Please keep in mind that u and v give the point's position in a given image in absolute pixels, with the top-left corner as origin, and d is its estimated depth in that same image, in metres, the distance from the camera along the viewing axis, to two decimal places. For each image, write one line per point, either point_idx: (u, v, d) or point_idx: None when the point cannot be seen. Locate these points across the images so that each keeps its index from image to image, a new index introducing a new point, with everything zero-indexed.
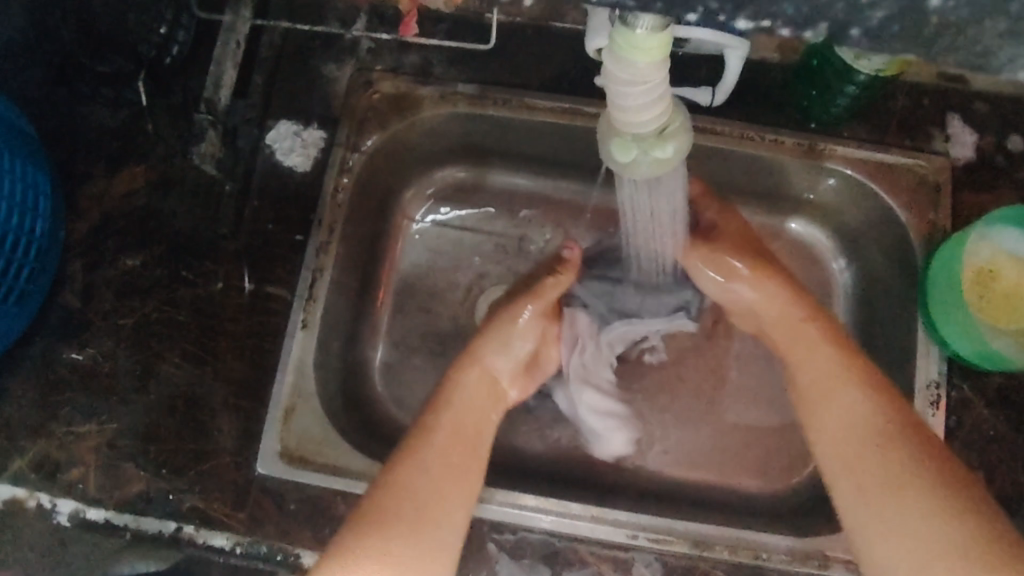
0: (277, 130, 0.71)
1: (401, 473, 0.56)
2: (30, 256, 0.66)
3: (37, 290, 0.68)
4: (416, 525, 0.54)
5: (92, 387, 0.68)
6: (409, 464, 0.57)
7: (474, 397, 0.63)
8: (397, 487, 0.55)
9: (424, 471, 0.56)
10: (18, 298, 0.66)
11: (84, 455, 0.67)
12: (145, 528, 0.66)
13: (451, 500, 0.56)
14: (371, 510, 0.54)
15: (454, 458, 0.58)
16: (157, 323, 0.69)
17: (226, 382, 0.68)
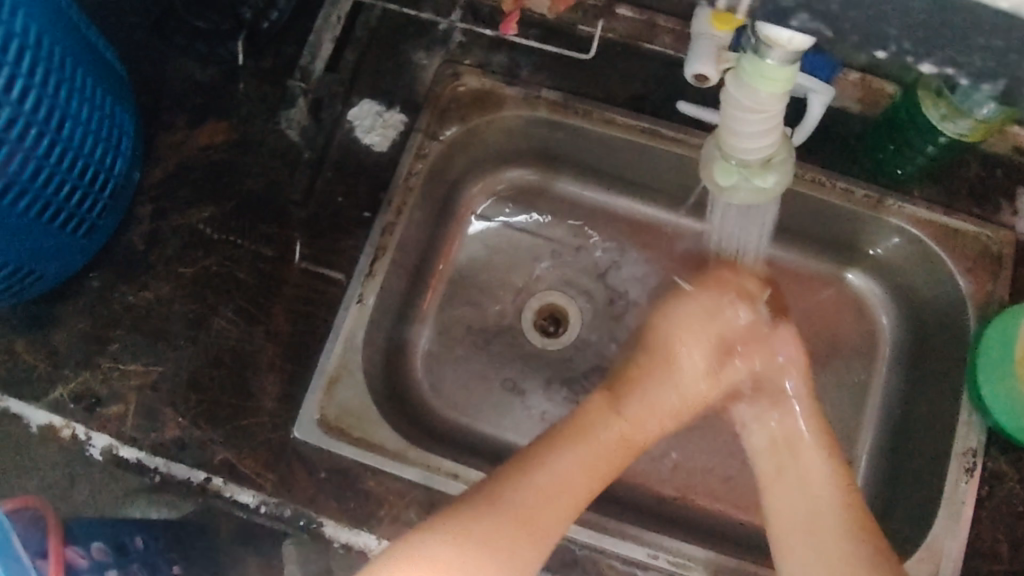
0: (360, 107, 0.73)
1: (455, 520, 0.57)
2: (105, 193, 0.69)
3: (106, 226, 0.71)
4: (481, 547, 0.56)
5: (145, 328, 0.71)
6: (475, 518, 0.57)
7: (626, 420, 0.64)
8: (449, 532, 0.56)
9: (481, 527, 0.57)
10: (88, 232, 0.69)
11: (126, 393, 0.69)
12: (174, 473, 0.67)
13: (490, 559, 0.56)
14: (415, 550, 0.56)
15: (534, 524, 0.58)
16: (216, 277, 0.71)
17: (275, 343, 0.69)
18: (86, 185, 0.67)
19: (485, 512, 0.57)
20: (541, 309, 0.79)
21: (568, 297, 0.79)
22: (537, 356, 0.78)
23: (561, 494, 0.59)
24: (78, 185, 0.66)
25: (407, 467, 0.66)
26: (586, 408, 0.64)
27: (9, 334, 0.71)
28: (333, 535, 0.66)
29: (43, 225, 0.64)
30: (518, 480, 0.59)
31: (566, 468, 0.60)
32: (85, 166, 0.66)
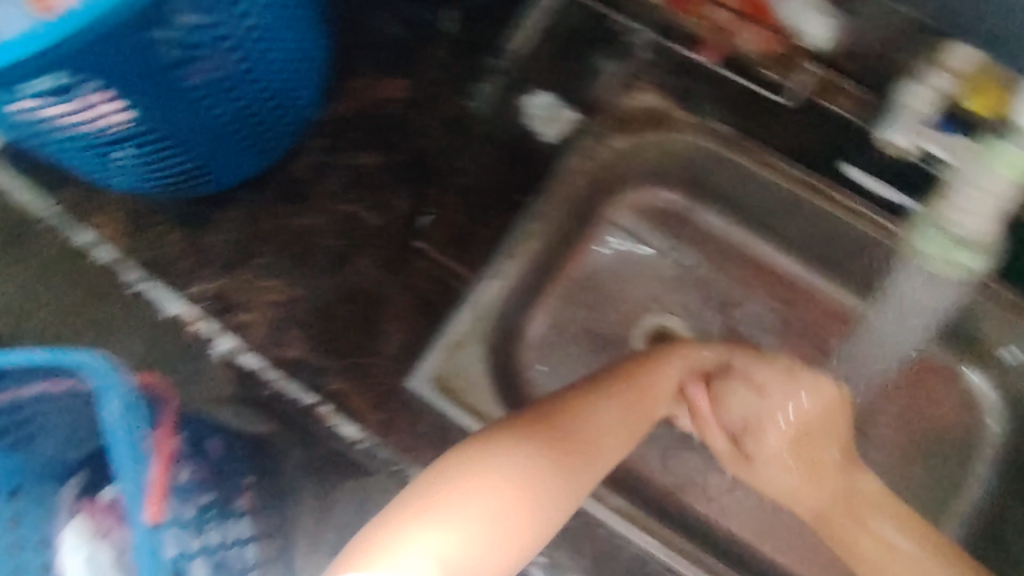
0: (536, 97, 0.76)
1: (487, 445, 0.53)
2: (286, 118, 0.73)
3: (277, 148, 0.75)
4: (543, 452, 0.54)
5: (291, 250, 0.74)
6: (502, 437, 0.54)
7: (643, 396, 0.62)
8: (482, 451, 0.53)
9: (516, 446, 0.54)
10: (261, 149, 0.73)
11: (260, 305, 0.73)
12: (288, 391, 0.71)
13: (543, 472, 0.53)
14: (454, 463, 0.52)
15: (567, 447, 0.56)
16: (369, 222, 0.75)
17: (409, 295, 0.72)
18: (275, 109, 0.70)
19: (530, 428, 0.55)
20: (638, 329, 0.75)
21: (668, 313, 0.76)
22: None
23: (593, 442, 0.57)
24: (268, 108, 0.69)
25: None
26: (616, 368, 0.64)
27: (165, 224, 0.76)
28: None
29: (227, 137, 0.68)
30: (547, 418, 0.57)
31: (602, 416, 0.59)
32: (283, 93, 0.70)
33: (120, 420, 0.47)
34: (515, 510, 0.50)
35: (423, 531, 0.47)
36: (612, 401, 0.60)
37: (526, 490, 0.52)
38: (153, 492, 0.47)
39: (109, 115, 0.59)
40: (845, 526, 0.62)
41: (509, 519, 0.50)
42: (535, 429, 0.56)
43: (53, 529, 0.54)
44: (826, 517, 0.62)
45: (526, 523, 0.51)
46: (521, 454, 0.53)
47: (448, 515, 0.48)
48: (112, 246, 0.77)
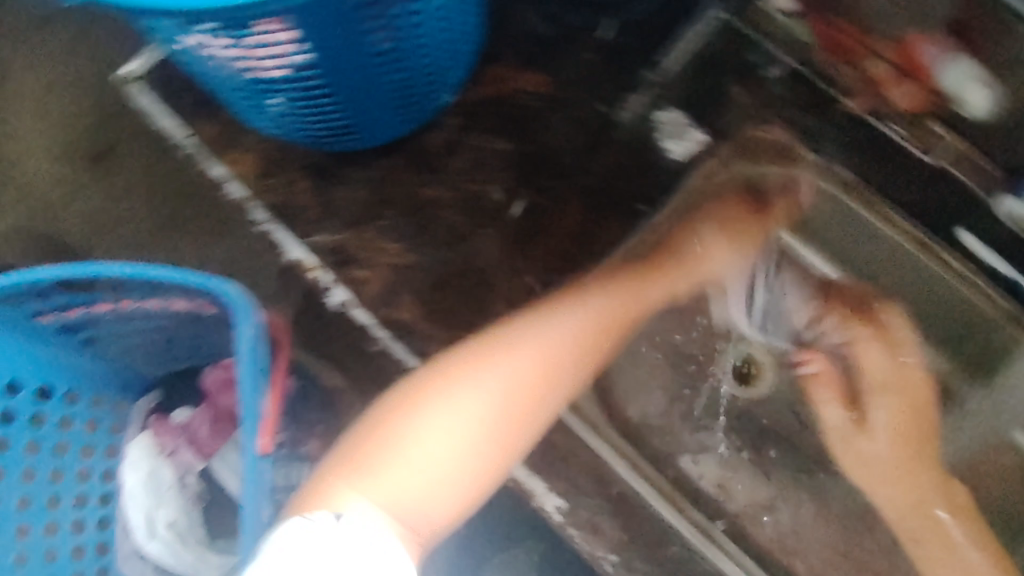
0: (666, 114, 0.79)
1: (391, 434, 0.55)
2: (433, 94, 0.75)
3: (418, 120, 0.77)
4: (491, 416, 0.59)
5: (413, 218, 0.77)
6: (443, 384, 0.59)
7: (576, 330, 0.66)
8: (410, 409, 0.57)
9: (423, 429, 0.56)
10: (404, 118, 0.75)
11: (376, 264, 0.76)
12: (393, 351, 0.73)
13: (492, 407, 0.59)
14: (358, 460, 0.53)
15: (510, 405, 0.60)
16: (491, 204, 0.77)
17: (520, 280, 0.75)
18: (426, 83, 0.72)
19: (485, 361, 0.61)
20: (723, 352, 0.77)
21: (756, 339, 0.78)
22: (729, 403, 0.76)
23: (536, 376, 0.62)
24: (421, 81, 0.72)
25: (599, 441, 0.71)
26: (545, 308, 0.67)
27: (297, 172, 0.79)
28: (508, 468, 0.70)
29: (382, 82, 0.68)
30: (470, 358, 0.61)
31: (563, 342, 0.64)
32: (437, 69, 0.72)
33: (252, 351, 0.55)
34: (480, 447, 0.58)
35: (364, 483, 0.52)
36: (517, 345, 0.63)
37: (482, 440, 0.58)
38: (263, 422, 0.57)
39: (287, 53, 0.60)
40: (928, 531, 0.69)
41: (495, 430, 0.59)
42: (460, 377, 0.60)
43: (124, 436, 0.70)
44: (904, 512, 0.70)
45: (494, 458, 0.58)
46: (455, 412, 0.58)
47: (379, 486, 0.52)
48: (243, 184, 0.80)
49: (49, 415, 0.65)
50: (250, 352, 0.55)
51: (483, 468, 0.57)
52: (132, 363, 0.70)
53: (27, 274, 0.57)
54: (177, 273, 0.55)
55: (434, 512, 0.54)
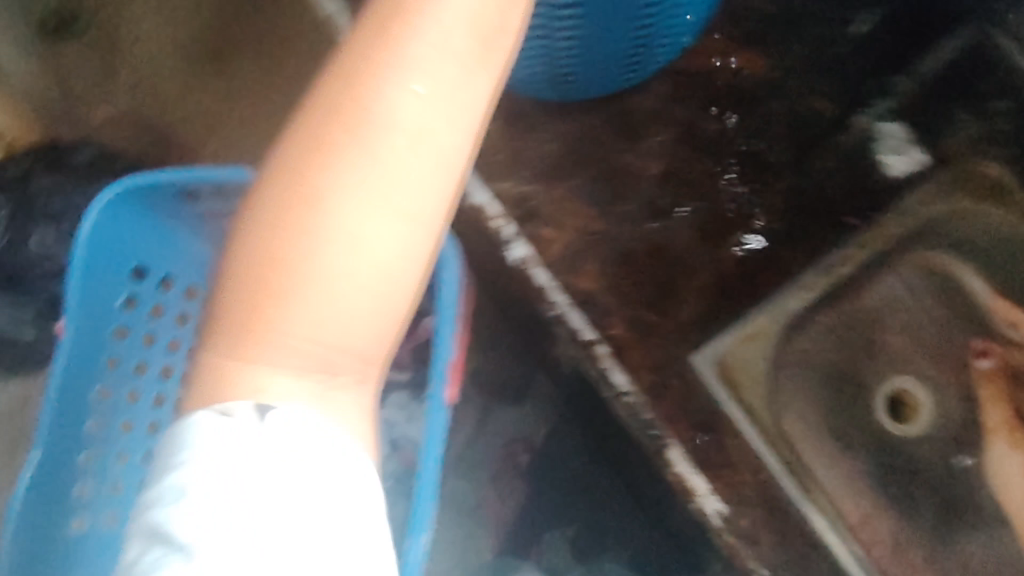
0: (889, 126, 0.72)
1: (272, 253, 0.31)
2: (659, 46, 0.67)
3: (636, 72, 0.70)
4: (340, 163, 0.31)
5: (608, 183, 0.72)
6: (353, 141, 0.31)
7: None
8: (304, 206, 0.30)
9: (329, 244, 0.30)
10: (621, 70, 0.68)
11: (563, 225, 0.71)
12: (571, 321, 0.69)
13: (445, 163, 0.32)
14: (246, 320, 0.31)
15: (459, 131, 0.32)
16: (693, 185, 0.72)
17: (714, 272, 0.71)
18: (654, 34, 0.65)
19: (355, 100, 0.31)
20: (872, 386, 0.71)
21: (913, 377, 0.70)
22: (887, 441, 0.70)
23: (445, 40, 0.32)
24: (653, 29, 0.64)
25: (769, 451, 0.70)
26: None
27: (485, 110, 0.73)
28: (671, 460, 0.67)
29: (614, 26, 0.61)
30: (337, 104, 0.31)
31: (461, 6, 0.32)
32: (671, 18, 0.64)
33: (451, 295, 0.60)
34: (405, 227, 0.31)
35: (266, 353, 0.31)
36: (418, 16, 0.32)
37: (409, 227, 0.31)
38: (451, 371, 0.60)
39: None
40: None
41: (435, 162, 0.32)
42: (366, 128, 0.31)
43: None
44: None
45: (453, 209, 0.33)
46: (324, 183, 0.30)
47: (288, 333, 0.31)
48: None
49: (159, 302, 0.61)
50: (449, 302, 0.60)
51: (427, 253, 0.32)
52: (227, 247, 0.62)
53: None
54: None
55: (386, 330, 0.32)
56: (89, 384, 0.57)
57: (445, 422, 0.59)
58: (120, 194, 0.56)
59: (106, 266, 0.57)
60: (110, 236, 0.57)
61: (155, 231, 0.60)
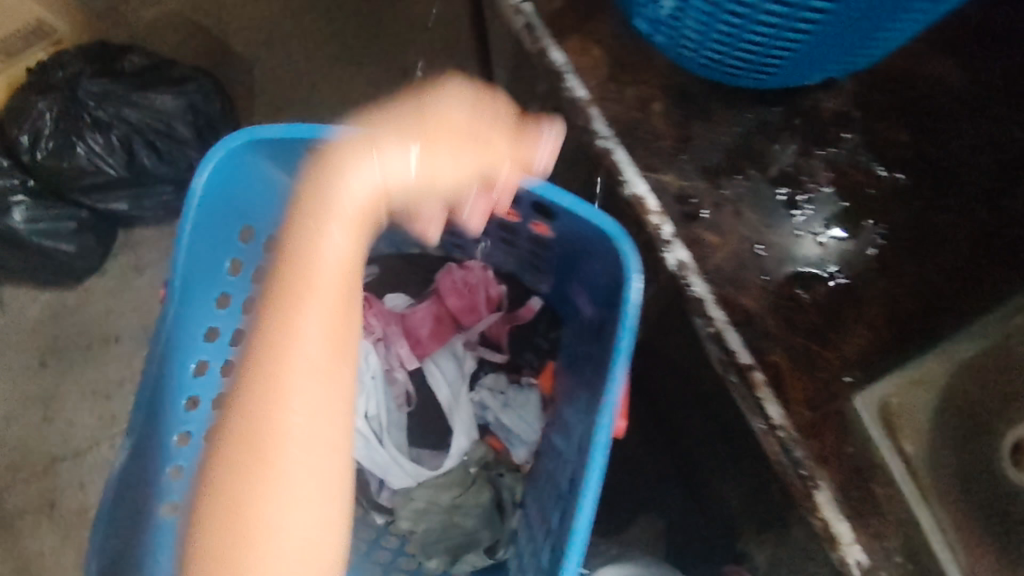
0: None
1: (233, 503, 0.48)
2: (848, 56, 0.58)
3: (811, 74, 0.61)
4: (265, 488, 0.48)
5: (783, 188, 0.65)
6: (281, 390, 0.49)
7: (337, 205, 0.51)
8: (259, 461, 0.48)
9: (294, 434, 0.48)
10: (795, 69, 0.60)
11: (729, 232, 0.65)
12: (727, 341, 0.64)
13: (331, 430, 0.50)
14: (229, 564, 0.47)
15: (321, 347, 0.50)
16: (876, 206, 0.66)
17: (887, 306, 0.65)
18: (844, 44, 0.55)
19: (263, 429, 0.48)
20: (1005, 434, 0.67)
21: None
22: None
23: (332, 309, 0.50)
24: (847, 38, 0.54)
25: (922, 504, 0.66)
26: (324, 166, 0.51)
27: (654, 90, 0.67)
28: (818, 504, 0.63)
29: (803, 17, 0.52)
30: (273, 391, 0.48)
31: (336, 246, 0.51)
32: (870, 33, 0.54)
33: (634, 331, 0.53)
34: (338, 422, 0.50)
35: (258, 554, 0.47)
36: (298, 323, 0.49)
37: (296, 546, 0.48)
38: (616, 412, 0.54)
39: None
40: None
41: (314, 416, 0.49)
42: (286, 379, 0.49)
43: None
44: None
45: (343, 459, 0.50)
46: (262, 499, 0.48)
47: (266, 537, 0.48)
48: (585, 85, 0.68)
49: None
50: (630, 338, 0.53)
51: (341, 463, 0.50)
52: None
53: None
54: (595, 215, 0.54)
55: (325, 517, 0.49)
56: (180, 393, 0.62)
57: (605, 467, 0.53)
58: (241, 143, 0.58)
59: (204, 260, 0.61)
60: (196, 253, 0.60)
61: (231, 228, 0.63)
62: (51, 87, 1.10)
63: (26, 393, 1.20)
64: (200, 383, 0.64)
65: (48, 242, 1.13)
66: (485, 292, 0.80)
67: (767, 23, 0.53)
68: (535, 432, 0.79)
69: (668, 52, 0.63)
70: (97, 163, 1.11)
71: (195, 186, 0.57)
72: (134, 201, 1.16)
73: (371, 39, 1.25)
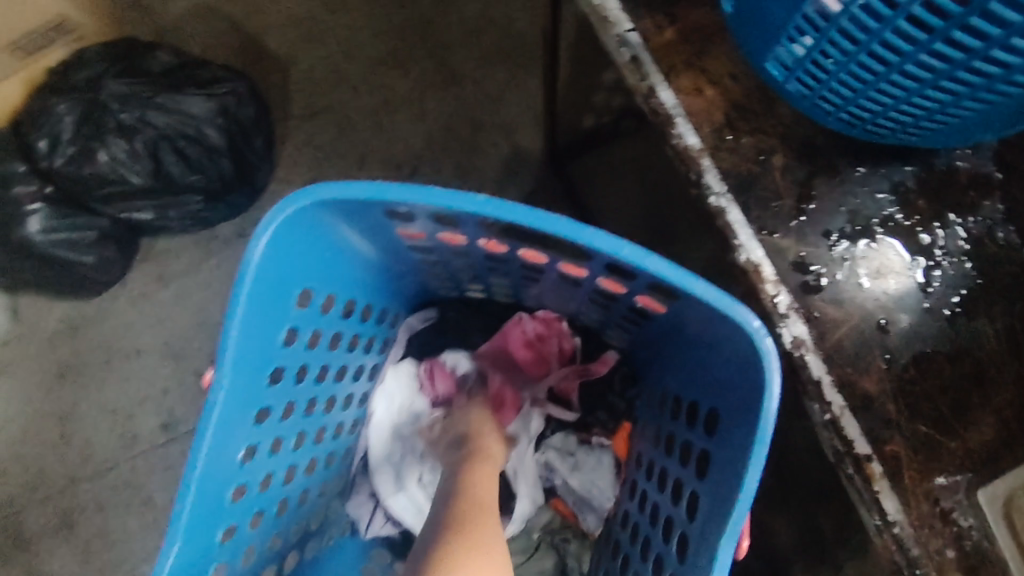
0: None
1: None
2: (977, 129, 0.55)
3: (940, 138, 0.58)
4: None
5: (909, 256, 0.63)
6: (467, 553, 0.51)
7: (485, 455, 0.66)
8: None
9: None
10: (926, 130, 0.57)
11: (851, 305, 0.62)
12: (844, 428, 0.60)
13: None
14: None
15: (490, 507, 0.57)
16: (1007, 281, 0.63)
17: (1019, 392, 0.61)
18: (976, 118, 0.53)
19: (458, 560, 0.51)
20: None
21: None
22: None
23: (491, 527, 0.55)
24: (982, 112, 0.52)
25: None
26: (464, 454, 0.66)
27: (773, 140, 0.65)
28: None
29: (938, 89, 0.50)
30: (471, 526, 0.54)
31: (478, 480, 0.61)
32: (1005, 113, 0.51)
33: (769, 449, 0.47)
34: None
35: None
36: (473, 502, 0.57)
37: None
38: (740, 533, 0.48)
39: None
40: None
41: None
42: (474, 535, 0.53)
43: (388, 353, 0.75)
44: None
45: None
46: None
47: None
48: (698, 132, 0.65)
49: (309, 364, 0.60)
50: (761, 451, 0.47)
51: None
52: (371, 246, 0.59)
53: (509, 209, 0.46)
54: (734, 311, 0.47)
55: None
56: (229, 479, 0.52)
57: None
58: (307, 205, 0.49)
59: (259, 335, 0.52)
60: (251, 329, 0.51)
61: (287, 296, 0.54)
62: (72, 89, 1.03)
63: (41, 409, 1.13)
64: (250, 468, 0.54)
65: (65, 253, 1.06)
66: (557, 343, 0.75)
67: (908, 91, 0.51)
68: (609, 500, 0.72)
69: (804, 101, 0.61)
70: (120, 171, 1.03)
71: (249, 258, 0.48)
72: (159, 211, 1.08)
73: (416, 40, 1.22)
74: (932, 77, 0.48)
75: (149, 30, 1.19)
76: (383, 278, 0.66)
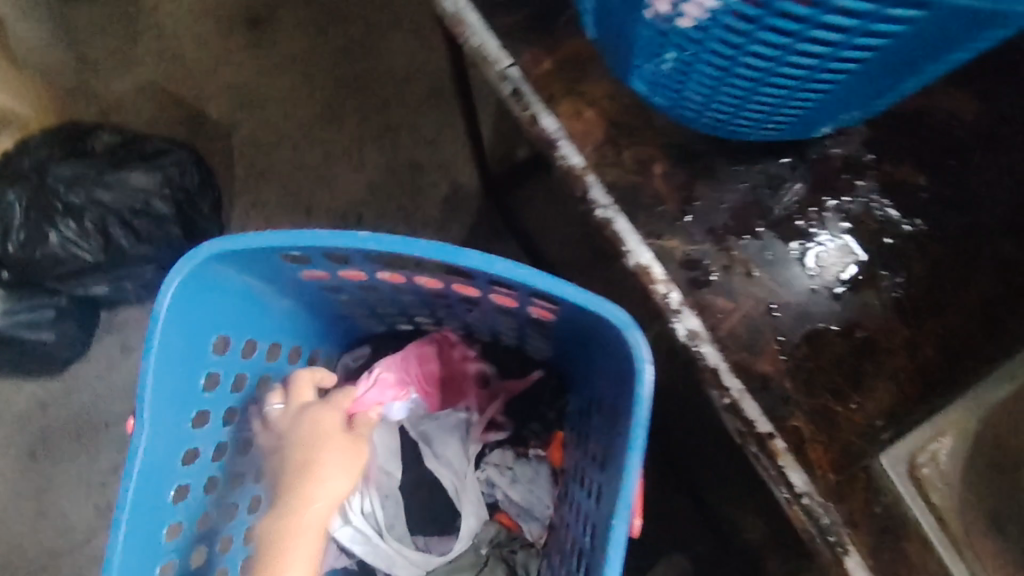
0: None
1: None
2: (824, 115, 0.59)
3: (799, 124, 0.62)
4: None
5: (789, 243, 0.67)
6: None
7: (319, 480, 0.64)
8: None
9: None
10: (782, 122, 0.61)
11: (741, 295, 0.66)
12: (744, 409, 0.63)
13: None
14: None
15: None
16: (889, 253, 0.67)
17: (909, 356, 0.65)
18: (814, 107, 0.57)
19: None
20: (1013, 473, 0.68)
21: None
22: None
23: None
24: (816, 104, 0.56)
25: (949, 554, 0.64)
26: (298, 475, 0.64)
27: (653, 149, 0.69)
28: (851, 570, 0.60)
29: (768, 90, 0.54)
30: None
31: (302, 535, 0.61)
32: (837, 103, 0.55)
33: (646, 432, 0.51)
34: None
35: None
36: None
37: None
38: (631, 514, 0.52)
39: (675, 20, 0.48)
40: None
41: None
42: None
43: None
44: None
45: None
46: None
47: None
48: (581, 152, 0.68)
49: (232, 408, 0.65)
50: (641, 429, 0.51)
51: None
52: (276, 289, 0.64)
53: (383, 238, 0.51)
54: (600, 307, 0.51)
55: None
56: (163, 518, 0.56)
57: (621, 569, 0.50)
58: (211, 253, 0.54)
59: (176, 381, 0.57)
60: (166, 376, 0.55)
61: (200, 345, 0.59)
62: (17, 178, 1.07)
63: (19, 487, 1.16)
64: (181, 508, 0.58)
65: (27, 333, 1.10)
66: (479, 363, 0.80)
67: (745, 94, 0.55)
68: (548, 507, 0.77)
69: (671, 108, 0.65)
70: (71, 251, 1.07)
71: (158, 307, 0.53)
72: (113, 284, 1.13)
73: (348, 93, 1.27)
74: (755, 83, 0.52)
75: (92, 111, 1.25)
76: (298, 322, 0.71)
